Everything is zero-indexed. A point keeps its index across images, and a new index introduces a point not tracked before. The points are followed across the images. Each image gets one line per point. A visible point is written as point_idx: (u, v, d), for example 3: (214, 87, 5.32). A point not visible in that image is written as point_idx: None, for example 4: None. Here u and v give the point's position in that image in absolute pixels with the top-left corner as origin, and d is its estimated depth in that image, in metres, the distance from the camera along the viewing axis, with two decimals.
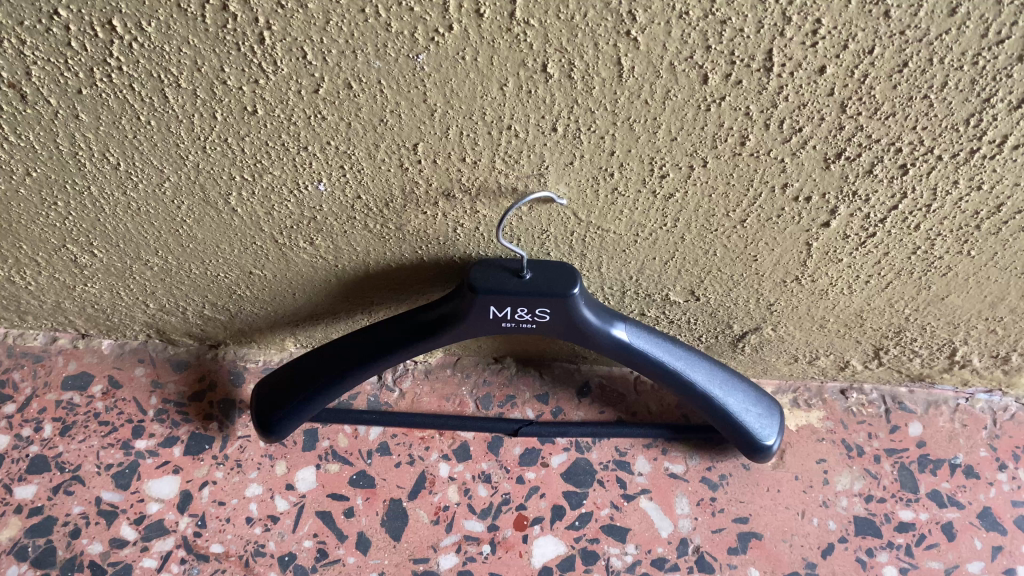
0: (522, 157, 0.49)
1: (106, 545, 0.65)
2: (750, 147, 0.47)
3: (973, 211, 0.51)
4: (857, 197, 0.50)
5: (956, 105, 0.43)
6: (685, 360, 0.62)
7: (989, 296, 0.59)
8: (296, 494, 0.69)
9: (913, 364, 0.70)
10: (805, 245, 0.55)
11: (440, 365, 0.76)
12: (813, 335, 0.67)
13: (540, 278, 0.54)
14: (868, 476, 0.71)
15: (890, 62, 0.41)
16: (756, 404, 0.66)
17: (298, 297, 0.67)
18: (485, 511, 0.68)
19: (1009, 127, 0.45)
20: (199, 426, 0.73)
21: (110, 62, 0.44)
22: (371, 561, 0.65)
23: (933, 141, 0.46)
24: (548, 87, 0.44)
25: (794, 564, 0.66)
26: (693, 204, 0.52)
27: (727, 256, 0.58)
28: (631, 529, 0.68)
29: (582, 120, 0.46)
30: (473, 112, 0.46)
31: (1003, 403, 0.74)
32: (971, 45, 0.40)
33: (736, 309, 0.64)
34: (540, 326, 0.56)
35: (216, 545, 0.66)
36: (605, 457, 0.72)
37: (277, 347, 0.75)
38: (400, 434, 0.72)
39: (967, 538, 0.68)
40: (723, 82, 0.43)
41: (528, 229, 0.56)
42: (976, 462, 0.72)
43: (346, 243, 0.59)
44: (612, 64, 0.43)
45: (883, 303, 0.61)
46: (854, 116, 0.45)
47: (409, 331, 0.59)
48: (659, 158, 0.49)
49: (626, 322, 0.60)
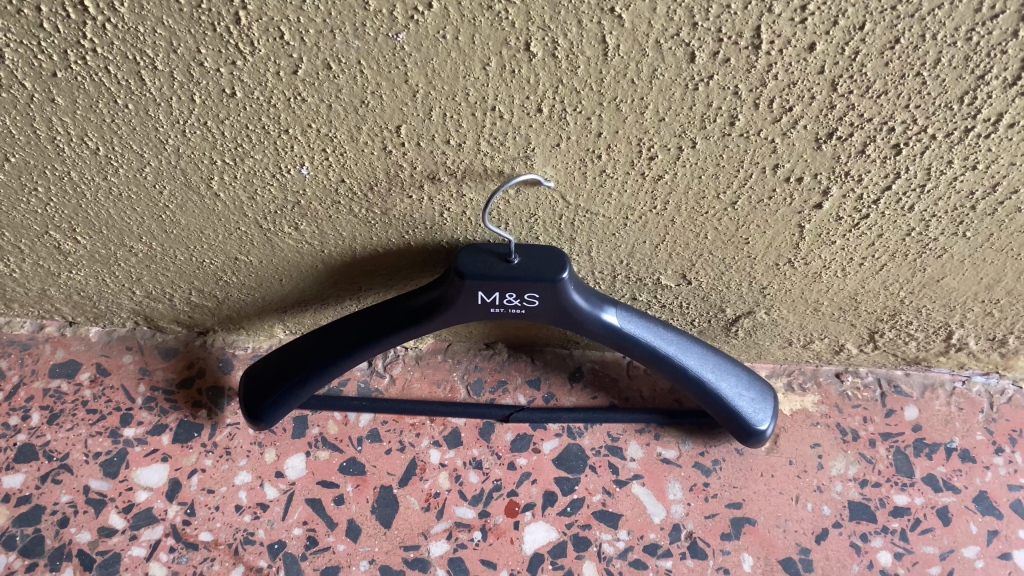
0: (507, 140, 0.48)
1: (95, 534, 0.65)
2: (740, 127, 0.46)
3: (968, 192, 0.50)
4: (849, 177, 0.49)
5: (950, 82, 0.42)
6: (677, 344, 0.61)
7: (985, 278, 0.58)
8: (285, 482, 0.68)
9: (908, 347, 0.70)
10: (797, 227, 0.55)
11: (432, 351, 0.76)
12: (807, 318, 0.66)
13: (528, 262, 0.53)
14: (863, 461, 0.71)
15: (882, 38, 0.40)
16: (749, 389, 0.65)
17: (285, 283, 0.66)
18: (476, 497, 0.68)
19: (1004, 105, 0.43)
20: (188, 414, 0.72)
21: (84, 44, 0.42)
22: (362, 549, 0.65)
23: (926, 120, 0.45)
24: (531, 66, 0.43)
25: (788, 549, 0.66)
26: (683, 185, 0.51)
27: (718, 239, 0.57)
28: (624, 515, 0.67)
29: (568, 101, 0.45)
30: (457, 93, 0.45)
31: (1000, 387, 0.74)
32: (964, 20, 0.39)
33: (729, 293, 0.63)
34: (530, 311, 0.55)
35: (205, 533, 0.65)
36: (597, 443, 0.71)
37: (265, 334, 0.74)
38: (391, 420, 0.72)
39: (963, 523, 0.67)
40: (711, 60, 0.42)
41: (516, 214, 0.55)
42: (972, 446, 0.71)
43: (332, 228, 0.58)
44: (597, 43, 0.42)
45: (878, 286, 0.60)
46: (845, 95, 0.44)
47: (396, 317, 0.58)
48: (646, 139, 0.48)
49: (617, 305, 0.59)
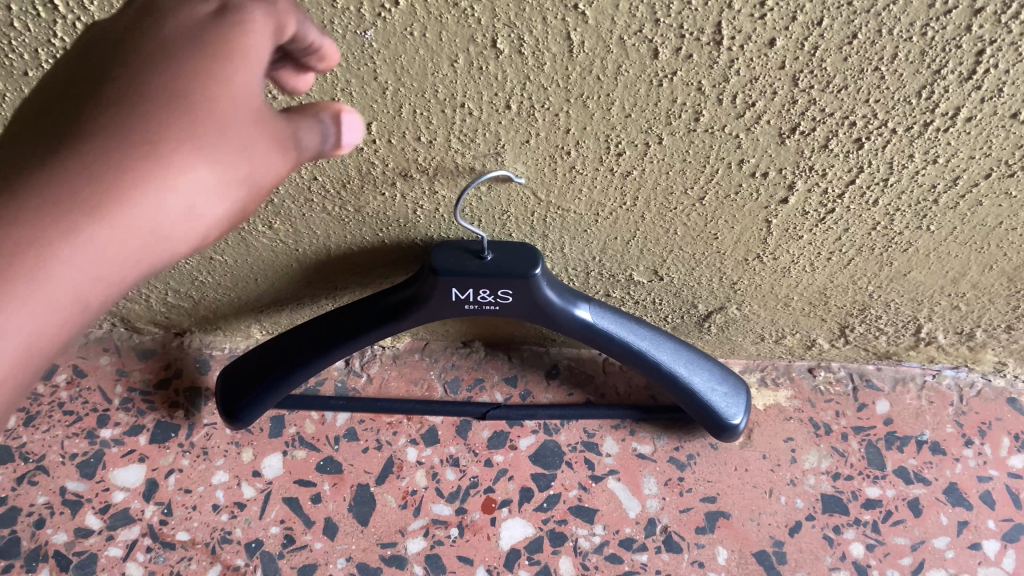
0: (477, 136, 0.49)
1: (71, 535, 0.65)
2: (705, 123, 0.47)
3: (930, 185, 0.51)
4: (813, 171, 0.50)
5: (908, 77, 0.43)
6: (650, 340, 0.62)
7: (951, 272, 0.59)
8: (262, 481, 0.68)
9: (879, 342, 0.71)
10: (764, 222, 0.55)
11: (409, 349, 0.76)
12: (778, 313, 0.67)
13: (501, 258, 0.54)
14: (835, 454, 0.71)
15: (840, 34, 0.41)
16: (722, 383, 0.66)
17: (260, 282, 0.66)
18: (453, 494, 0.68)
19: (961, 99, 0.44)
20: (165, 414, 0.72)
21: (55, 42, 0.43)
22: (339, 547, 0.65)
23: (886, 114, 0.46)
24: (499, 63, 0.44)
25: (762, 542, 0.66)
26: (651, 181, 0.52)
27: (687, 235, 0.58)
28: (599, 510, 0.68)
29: (536, 97, 0.46)
30: (426, 90, 0.46)
31: (970, 379, 0.75)
32: (919, 16, 0.40)
33: (700, 288, 0.64)
34: (504, 308, 0.56)
35: (182, 533, 0.65)
36: (573, 438, 0.72)
37: (242, 334, 0.75)
38: (368, 419, 0.72)
39: (933, 514, 0.68)
40: (674, 56, 0.43)
41: (488, 210, 0.56)
42: (943, 438, 0.72)
43: (306, 226, 0.58)
44: (562, 39, 0.42)
45: (846, 280, 0.61)
46: (806, 90, 0.45)
47: (371, 315, 0.59)
48: (614, 135, 0.48)
49: (590, 301, 0.59)
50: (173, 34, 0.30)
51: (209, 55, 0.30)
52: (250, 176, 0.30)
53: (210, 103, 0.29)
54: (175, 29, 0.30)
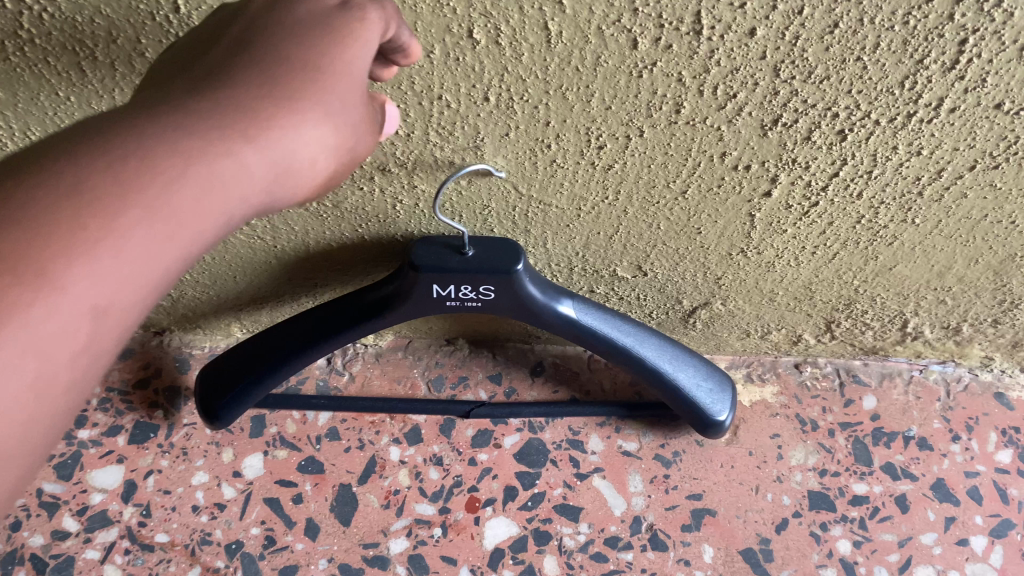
0: (456, 129, 0.48)
1: (48, 538, 0.64)
2: (686, 115, 0.47)
3: (914, 177, 0.50)
4: (796, 164, 0.50)
5: (890, 67, 0.43)
6: (635, 336, 0.61)
7: (936, 266, 0.59)
8: (243, 482, 0.67)
9: (865, 337, 0.70)
10: (748, 216, 0.55)
11: (392, 347, 0.76)
12: (763, 308, 0.66)
13: (481, 254, 0.53)
14: (822, 451, 0.71)
15: (821, 22, 0.40)
16: (707, 379, 0.65)
17: (239, 280, 0.65)
18: (436, 493, 0.67)
19: (944, 89, 0.44)
20: (144, 414, 0.71)
21: (22, 34, 0.42)
22: (320, 547, 0.64)
23: (869, 105, 0.45)
24: (475, 54, 0.43)
25: (748, 539, 0.66)
26: (633, 175, 0.52)
27: (671, 230, 0.57)
28: (584, 508, 0.67)
29: (514, 89, 0.45)
30: (402, 82, 0.45)
31: (957, 374, 0.74)
32: (901, 5, 0.39)
33: (684, 284, 0.64)
34: (486, 304, 0.55)
35: (161, 535, 0.64)
36: (558, 436, 0.71)
37: (223, 332, 0.74)
38: (350, 418, 0.71)
39: (920, 510, 0.68)
40: (653, 46, 0.42)
41: (469, 205, 0.55)
42: (930, 434, 0.72)
43: (283, 222, 0.57)
44: (540, 30, 0.41)
45: (831, 275, 0.61)
46: (788, 80, 0.44)
47: (351, 313, 0.58)
48: (594, 128, 0.48)
49: (574, 297, 0.59)
50: (302, 16, 0.34)
51: (332, 38, 0.33)
52: (354, 145, 0.35)
53: (335, 75, 0.33)
54: (305, 14, 0.34)
